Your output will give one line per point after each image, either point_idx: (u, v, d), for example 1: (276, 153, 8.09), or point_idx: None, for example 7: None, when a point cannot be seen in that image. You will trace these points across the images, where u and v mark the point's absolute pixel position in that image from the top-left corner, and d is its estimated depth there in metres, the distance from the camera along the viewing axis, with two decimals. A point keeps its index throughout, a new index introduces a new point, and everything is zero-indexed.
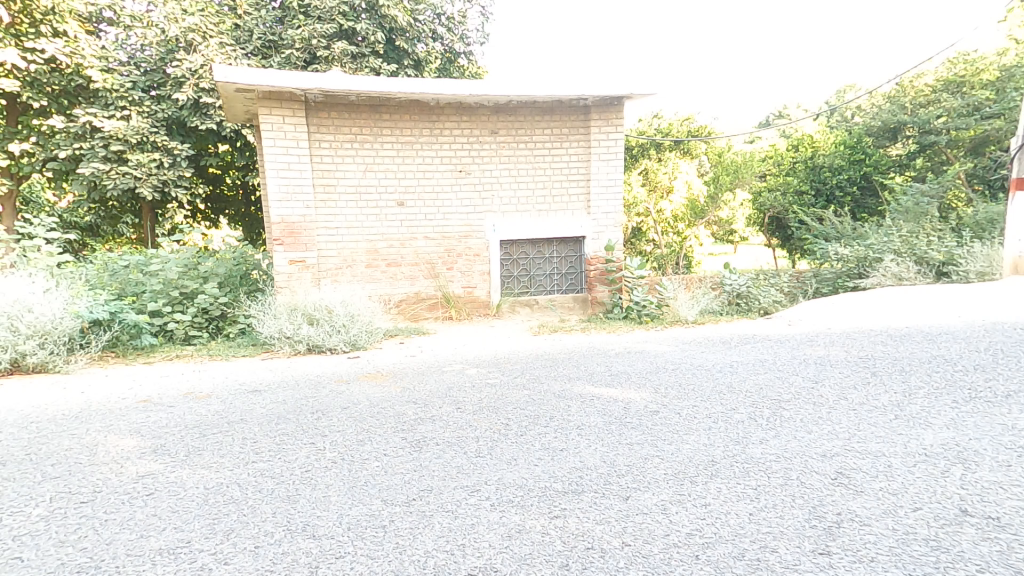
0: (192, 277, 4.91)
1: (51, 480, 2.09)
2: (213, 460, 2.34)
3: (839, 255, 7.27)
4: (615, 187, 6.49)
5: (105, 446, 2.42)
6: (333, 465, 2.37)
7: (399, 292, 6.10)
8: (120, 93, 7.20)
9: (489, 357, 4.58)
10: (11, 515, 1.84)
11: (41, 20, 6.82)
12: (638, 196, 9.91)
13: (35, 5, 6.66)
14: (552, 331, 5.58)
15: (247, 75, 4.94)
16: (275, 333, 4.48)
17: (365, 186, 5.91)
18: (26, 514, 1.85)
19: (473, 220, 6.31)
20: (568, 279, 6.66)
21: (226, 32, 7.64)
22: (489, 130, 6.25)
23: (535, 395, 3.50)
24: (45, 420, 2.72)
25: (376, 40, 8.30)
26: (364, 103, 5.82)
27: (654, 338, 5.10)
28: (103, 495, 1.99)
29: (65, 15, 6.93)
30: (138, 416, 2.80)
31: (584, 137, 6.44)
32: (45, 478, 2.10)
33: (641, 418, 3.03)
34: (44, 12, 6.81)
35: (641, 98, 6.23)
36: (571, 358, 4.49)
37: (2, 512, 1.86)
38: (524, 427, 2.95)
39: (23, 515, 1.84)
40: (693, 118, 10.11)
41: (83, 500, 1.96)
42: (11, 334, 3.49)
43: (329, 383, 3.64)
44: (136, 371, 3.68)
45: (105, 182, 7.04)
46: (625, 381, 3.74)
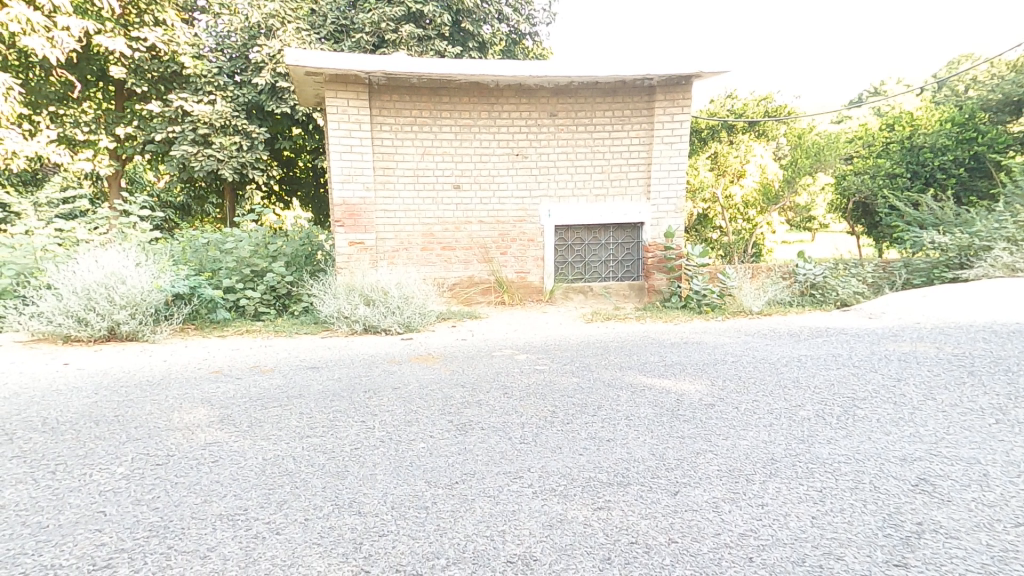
0: (262, 256, 5.20)
1: (133, 442, 2.29)
2: (272, 432, 2.47)
3: (937, 243, 6.55)
4: (679, 171, 6.17)
5: (180, 413, 2.62)
6: (382, 444, 2.43)
7: (453, 275, 6.16)
8: (208, 79, 7.73)
9: (539, 343, 4.52)
10: (99, 471, 2.04)
11: (145, 10, 7.61)
12: (705, 180, 9.33)
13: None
14: (606, 319, 5.44)
15: (315, 59, 5.10)
16: (335, 312, 4.67)
17: (423, 169, 5.99)
18: (111, 471, 2.04)
19: (529, 205, 6.24)
20: (624, 266, 6.46)
21: (302, 17, 7.97)
22: (548, 112, 6.13)
23: (584, 383, 3.43)
24: (132, 384, 2.98)
25: (442, 22, 8.37)
26: (425, 86, 5.88)
27: (714, 329, 4.84)
28: (175, 460, 2.15)
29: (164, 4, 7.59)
30: (210, 386, 3.02)
31: (647, 119, 6.16)
32: (129, 439, 2.31)
33: (695, 411, 2.87)
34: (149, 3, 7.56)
35: (712, 76, 5.85)
36: (624, 346, 4.36)
37: (92, 467, 2.06)
38: (570, 415, 2.89)
39: (109, 472, 2.03)
40: (772, 98, 9.35)
41: (159, 462, 2.13)
42: (107, 304, 3.86)
43: (382, 363, 3.76)
44: (210, 344, 3.96)
45: (192, 164, 7.61)
46: (681, 372, 3.57)
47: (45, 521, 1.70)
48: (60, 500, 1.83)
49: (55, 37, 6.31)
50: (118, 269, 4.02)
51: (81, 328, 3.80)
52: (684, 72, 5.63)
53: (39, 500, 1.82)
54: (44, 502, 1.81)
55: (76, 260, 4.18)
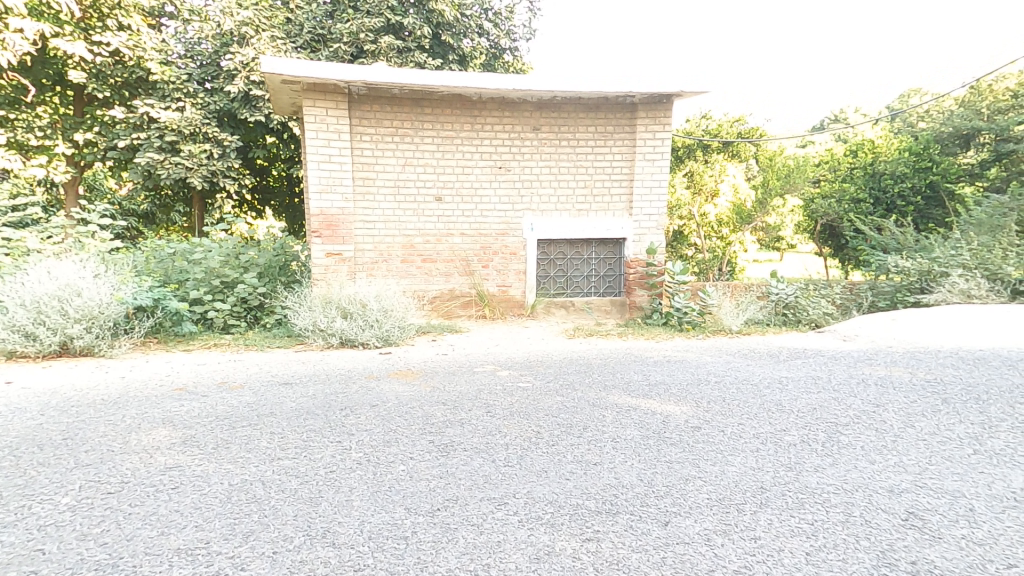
0: (232, 266, 4.99)
1: (82, 468, 2.09)
2: (240, 454, 2.30)
3: (900, 266, 6.73)
4: (660, 189, 6.22)
5: (138, 434, 2.42)
6: (359, 467, 2.29)
7: (433, 288, 6.04)
8: (177, 85, 7.49)
9: (521, 359, 4.44)
10: (41, 502, 1.84)
11: (108, 14, 7.27)
12: (682, 198, 9.55)
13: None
14: (588, 335, 5.40)
15: (293, 66, 4.96)
16: (310, 325, 4.49)
17: (404, 180, 5.89)
18: (54, 502, 1.85)
19: (512, 218, 6.19)
20: (606, 282, 6.44)
21: (277, 25, 7.79)
22: (531, 127, 6.12)
23: (568, 402, 3.35)
24: (84, 404, 2.76)
25: (423, 34, 8.33)
26: (407, 97, 5.79)
27: (697, 347, 4.85)
28: (129, 487, 1.97)
29: (130, 9, 7.27)
30: (173, 404, 2.82)
31: (629, 135, 6.22)
32: (78, 465, 2.11)
33: (682, 434, 2.83)
34: (111, 7, 7.22)
35: (692, 95, 5.93)
36: (607, 364, 4.31)
37: (32, 499, 1.86)
38: (555, 436, 2.80)
39: (52, 503, 1.83)
40: (744, 120, 9.60)
41: (111, 491, 1.94)
42: (60, 317, 3.61)
43: (359, 379, 3.60)
44: (175, 358, 3.74)
45: (158, 171, 7.31)
46: (665, 392, 3.53)
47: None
48: None
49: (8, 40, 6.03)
50: (73, 279, 3.76)
51: (28, 343, 3.53)
52: (665, 91, 5.70)
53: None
54: None
55: (26, 271, 3.91)
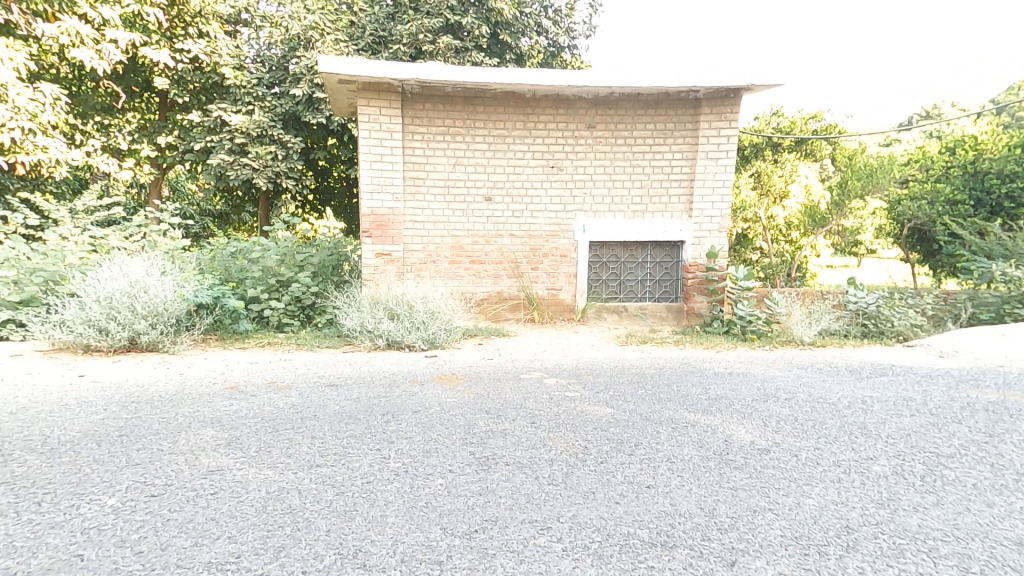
0: (288, 265, 5.10)
1: (131, 468, 1.99)
2: (279, 459, 2.24)
3: (1009, 275, 6.00)
4: (724, 190, 5.82)
5: (186, 434, 2.38)
6: (396, 478, 2.20)
7: (481, 290, 5.94)
8: (247, 90, 7.86)
9: (570, 366, 4.24)
10: (87, 503, 1.75)
11: (190, 22, 7.68)
12: (747, 199, 9.01)
13: (186, 8, 7.51)
14: (641, 342, 5.11)
15: (350, 66, 4.99)
16: (358, 326, 4.51)
17: (455, 180, 5.83)
18: (100, 503, 1.75)
19: (563, 220, 6.00)
20: (662, 287, 6.11)
21: (341, 29, 8.03)
22: (586, 124, 5.91)
23: (618, 416, 3.12)
24: (144, 400, 2.72)
25: (480, 34, 8.32)
26: (459, 95, 5.72)
27: (763, 360, 4.44)
28: (172, 491, 1.87)
29: (209, 17, 7.70)
30: (223, 403, 2.83)
31: (691, 133, 5.86)
32: (127, 465, 2.01)
33: (747, 456, 2.54)
34: (194, 15, 7.65)
35: (763, 90, 5.51)
36: (662, 375, 4.01)
37: (79, 498, 1.77)
38: (604, 453, 2.59)
39: (98, 505, 1.74)
40: (821, 116, 8.85)
41: (155, 493, 1.85)
42: (129, 314, 3.57)
43: (402, 383, 3.54)
44: (230, 355, 3.80)
45: (229, 172, 7.70)
46: (729, 409, 3.21)
47: (12, 569, 1.42)
48: (36, 540, 1.54)
49: (103, 48, 6.54)
50: (142, 276, 3.73)
51: (101, 339, 3.51)
52: (732, 85, 5.32)
53: (14, 540, 1.53)
54: (19, 542, 1.53)
55: (100, 268, 3.92)
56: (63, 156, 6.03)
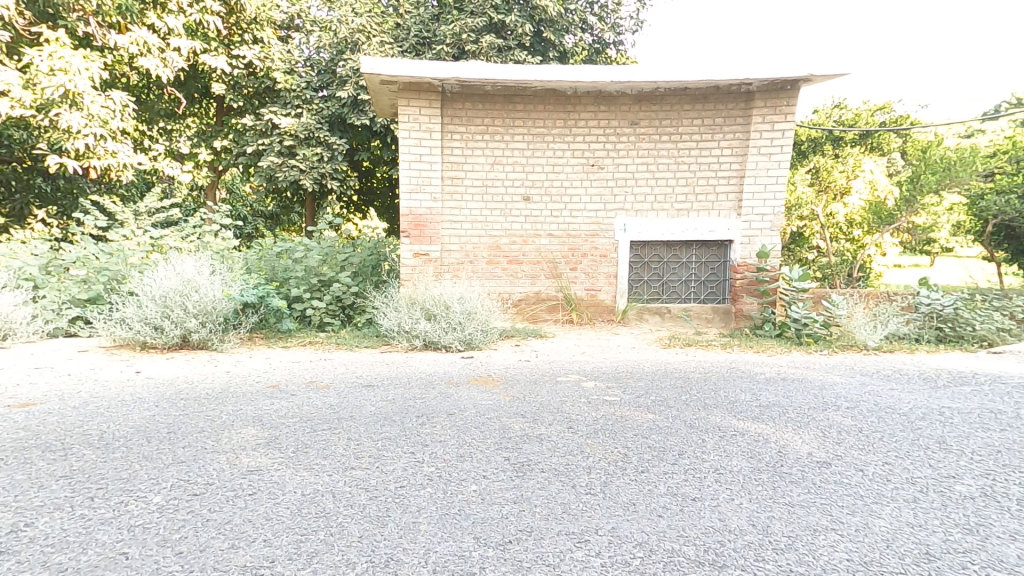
0: (330, 265, 5.19)
1: (176, 465, 2.04)
2: (316, 461, 2.25)
3: None
4: (777, 186, 5.52)
5: (229, 432, 2.43)
6: (430, 483, 2.17)
7: (518, 291, 5.86)
8: (296, 93, 8.10)
9: (610, 369, 4.10)
10: (135, 500, 1.80)
11: (246, 28, 7.99)
12: (804, 196, 8.39)
13: (242, 15, 7.80)
14: (685, 345, 4.90)
15: (391, 67, 5.02)
16: (396, 326, 4.54)
17: (492, 179, 5.78)
18: (146, 500, 1.80)
19: (603, 219, 5.85)
20: (707, 287, 5.87)
21: (387, 31, 8.14)
22: (629, 121, 5.74)
23: (661, 422, 2.97)
24: (192, 398, 2.81)
25: (523, 32, 8.26)
26: (499, 94, 5.68)
27: (821, 365, 4.16)
28: (212, 490, 1.90)
29: (263, 23, 8.00)
30: (265, 402, 2.88)
31: (741, 128, 5.59)
32: (173, 462, 2.06)
33: (803, 469, 2.35)
34: (249, 21, 7.94)
35: (824, 81, 5.17)
36: (708, 379, 3.82)
37: (128, 495, 1.82)
38: (645, 461, 2.47)
39: (144, 502, 1.78)
40: (891, 107, 8.25)
41: (196, 492, 1.88)
42: (182, 312, 3.73)
43: (439, 384, 3.54)
44: (274, 354, 3.89)
45: (278, 174, 7.97)
46: (782, 417, 3.00)
47: (63, 564, 1.45)
48: (86, 536, 1.59)
49: (168, 57, 6.89)
50: (193, 276, 3.88)
51: (156, 336, 3.67)
52: (790, 76, 5.02)
53: (66, 534, 1.59)
54: (71, 537, 1.58)
55: (157, 267, 4.10)
56: (130, 159, 6.36)
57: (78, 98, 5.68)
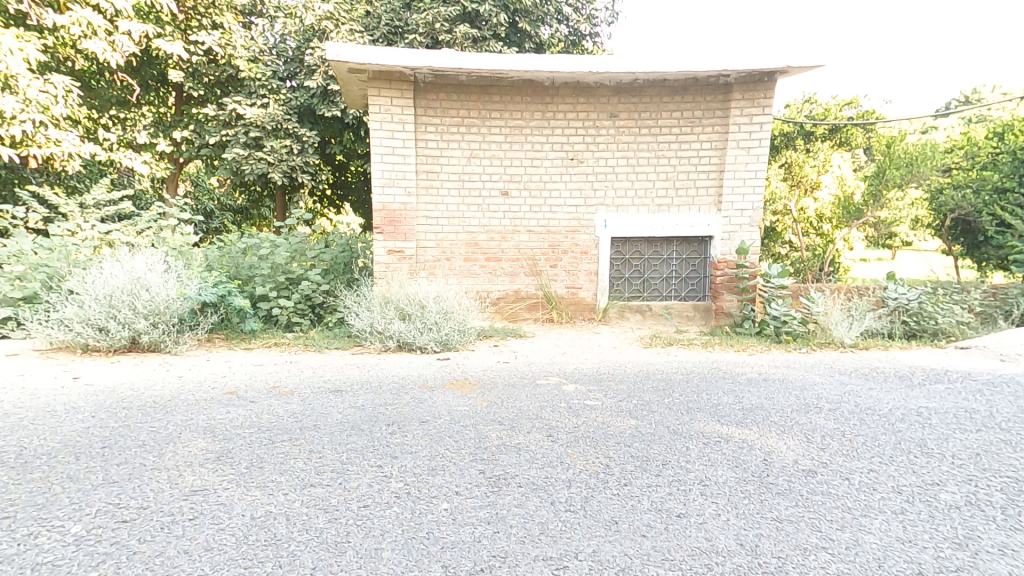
0: (299, 262, 4.95)
1: (106, 487, 1.83)
2: (271, 478, 2.05)
3: None
4: (755, 181, 5.45)
5: (175, 446, 2.21)
6: (396, 502, 2.00)
7: (497, 289, 5.70)
8: (262, 82, 7.73)
9: (591, 371, 3.97)
10: (50, 530, 1.58)
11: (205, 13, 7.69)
12: (777, 191, 8.51)
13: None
14: (666, 344, 4.80)
15: (359, 53, 4.76)
16: (367, 326, 4.33)
17: (469, 173, 5.59)
18: (63, 530, 1.58)
19: (583, 214, 5.71)
20: (688, 285, 5.81)
21: (357, 18, 7.86)
22: (609, 113, 5.60)
23: (643, 429, 2.85)
24: (136, 407, 2.57)
25: (499, 22, 8.05)
26: (474, 84, 5.47)
27: (800, 364, 4.10)
28: (145, 516, 1.70)
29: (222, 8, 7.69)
30: (219, 411, 2.66)
31: (720, 121, 5.51)
32: (103, 483, 1.85)
33: (790, 479, 2.25)
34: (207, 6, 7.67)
35: (800, 73, 5.11)
36: (689, 381, 3.72)
37: (42, 524, 1.60)
38: (627, 473, 2.34)
39: (60, 533, 1.56)
40: (857, 102, 8.25)
41: (126, 519, 1.67)
42: (130, 312, 3.45)
43: (412, 389, 3.35)
44: (236, 357, 3.65)
45: (244, 166, 7.61)
46: (766, 421, 2.91)
47: None
48: None
49: (116, 40, 6.51)
50: (143, 273, 3.60)
51: (101, 338, 3.39)
52: (766, 68, 4.95)
53: None
54: None
55: (102, 264, 3.81)
56: (76, 148, 6.06)
57: (12, 81, 5.33)
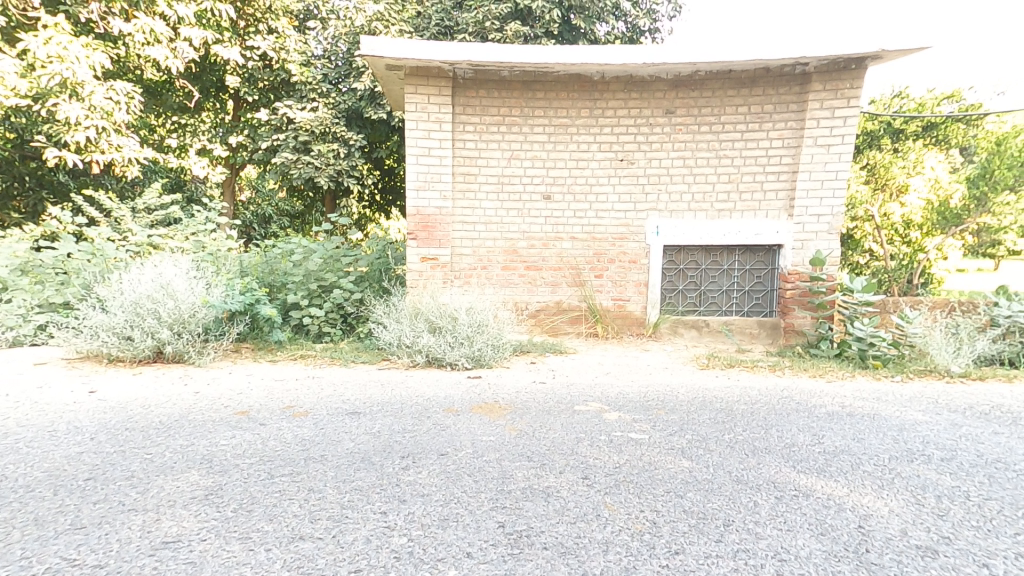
0: (332, 269, 4.81)
1: (69, 536, 1.61)
2: (257, 527, 1.78)
3: None
4: (836, 183, 4.79)
5: (162, 481, 1.99)
6: (394, 565, 1.67)
7: (537, 300, 5.33)
8: (313, 86, 7.81)
9: (637, 397, 3.51)
10: None
11: (261, 18, 7.74)
12: (858, 195, 7.41)
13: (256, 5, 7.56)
14: (727, 365, 4.25)
15: (395, 48, 4.54)
16: (396, 340, 4.09)
17: (509, 176, 5.26)
18: None
19: (633, 220, 5.23)
20: (752, 299, 5.21)
21: (406, 19, 7.77)
22: (664, 109, 5.11)
23: (699, 474, 2.38)
24: (138, 428, 2.41)
25: (551, 19, 7.71)
26: (517, 80, 5.15)
27: (894, 398, 3.42)
28: None
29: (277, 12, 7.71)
30: (223, 436, 2.45)
31: (794, 115, 4.89)
32: (68, 530, 1.63)
33: (901, 559, 1.72)
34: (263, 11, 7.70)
35: (896, 58, 4.42)
36: (755, 413, 3.18)
37: None
38: (681, 535, 1.89)
39: None
40: (959, 96, 7.25)
41: None
42: (154, 321, 3.38)
43: (435, 413, 3.05)
44: (258, 371, 3.48)
45: (292, 171, 7.65)
46: (857, 473, 2.35)
47: None
48: None
49: (177, 47, 6.77)
50: (169, 280, 3.53)
51: (125, 348, 3.33)
52: (854, 54, 4.30)
53: None
54: None
55: (135, 269, 3.77)
56: (135, 154, 6.24)
57: (79, 88, 5.55)
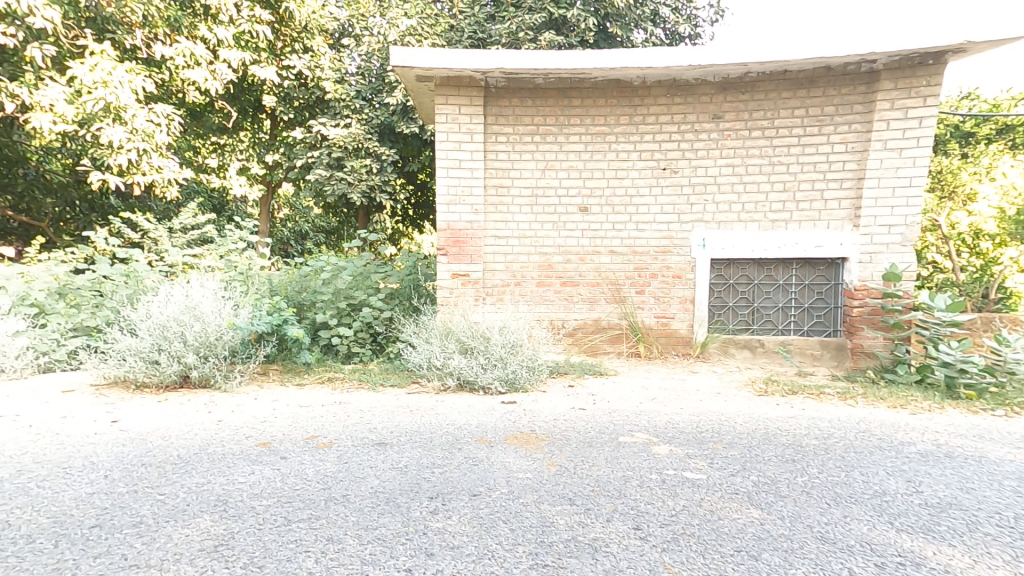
0: (362, 287, 4.68)
1: None
2: None
3: None
4: (909, 190, 4.34)
5: (171, 528, 1.83)
6: None
7: (574, 317, 5.05)
8: (346, 102, 7.78)
9: (689, 427, 3.18)
10: None
11: (297, 38, 7.88)
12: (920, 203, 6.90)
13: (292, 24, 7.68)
14: (788, 391, 3.85)
15: (426, 57, 4.42)
16: (426, 362, 3.90)
17: (544, 187, 5.04)
18: None
19: (676, 232, 4.90)
20: (813, 317, 4.81)
21: (439, 32, 7.74)
22: (711, 114, 4.78)
23: (774, 528, 2.04)
24: (154, 465, 2.28)
25: (587, 27, 7.50)
26: (551, 87, 4.94)
27: (996, 436, 2.96)
28: None
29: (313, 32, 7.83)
30: (241, 472, 2.29)
31: (858, 117, 4.49)
32: None
33: None
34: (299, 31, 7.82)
35: (978, 49, 3.98)
36: (828, 448, 2.80)
37: None
38: None
39: None
40: None
41: None
42: (181, 345, 3.30)
43: (468, 444, 2.82)
44: (283, 396, 3.35)
45: (326, 187, 7.68)
46: (975, 537, 1.96)
47: None
48: None
49: (217, 69, 6.85)
50: (196, 303, 3.46)
51: (151, 373, 3.27)
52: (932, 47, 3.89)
53: None
54: None
55: (165, 290, 3.73)
56: (174, 175, 6.36)
57: (122, 113, 5.67)
